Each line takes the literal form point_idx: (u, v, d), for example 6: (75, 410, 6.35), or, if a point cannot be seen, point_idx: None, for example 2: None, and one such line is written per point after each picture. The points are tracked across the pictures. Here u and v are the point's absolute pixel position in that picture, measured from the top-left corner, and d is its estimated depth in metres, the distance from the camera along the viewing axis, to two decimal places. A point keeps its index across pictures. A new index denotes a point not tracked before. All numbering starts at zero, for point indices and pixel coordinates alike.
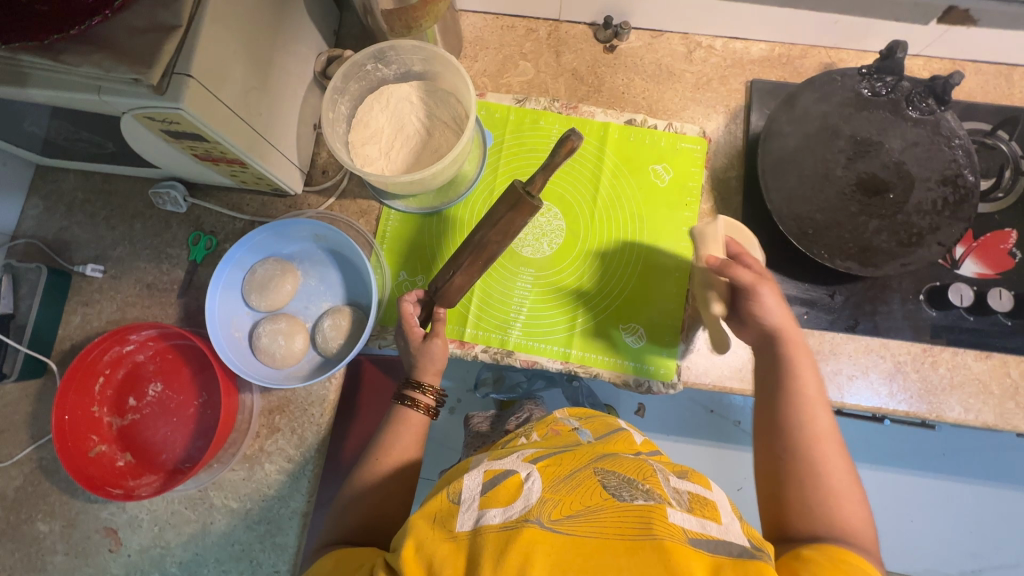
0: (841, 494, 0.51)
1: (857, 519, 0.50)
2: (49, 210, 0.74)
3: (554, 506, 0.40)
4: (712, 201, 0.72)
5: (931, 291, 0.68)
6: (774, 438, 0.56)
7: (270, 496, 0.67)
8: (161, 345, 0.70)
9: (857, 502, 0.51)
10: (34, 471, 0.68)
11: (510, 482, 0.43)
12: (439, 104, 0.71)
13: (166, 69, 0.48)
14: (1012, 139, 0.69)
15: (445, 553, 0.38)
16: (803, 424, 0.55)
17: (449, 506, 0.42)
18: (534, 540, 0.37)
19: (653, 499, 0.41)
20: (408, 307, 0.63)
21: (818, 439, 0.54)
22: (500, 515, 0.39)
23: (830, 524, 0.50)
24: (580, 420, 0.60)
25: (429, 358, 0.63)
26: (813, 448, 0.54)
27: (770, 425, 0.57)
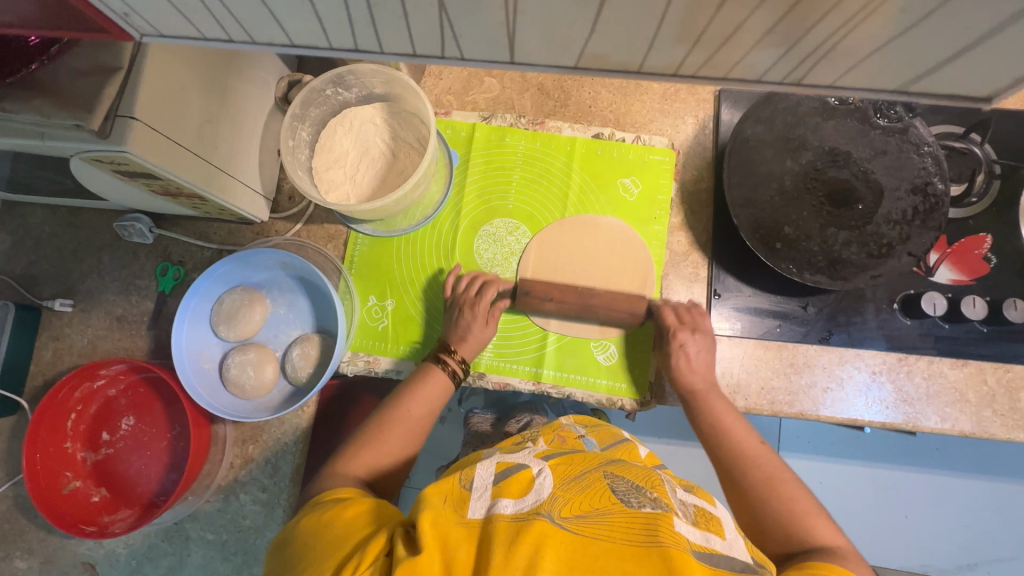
0: (808, 512, 0.53)
1: (828, 529, 0.52)
2: (17, 245, 0.73)
3: (564, 504, 0.40)
4: (682, 214, 0.72)
5: (905, 299, 0.67)
6: (724, 472, 0.59)
7: (245, 527, 0.67)
8: (132, 379, 0.69)
9: (818, 511, 0.54)
10: (11, 508, 0.68)
11: (521, 477, 0.43)
12: (403, 125, 0.70)
13: (108, 112, 0.47)
14: (985, 142, 0.68)
15: (457, 534, 0.38)
16: (742, 456, 0.58)
17: (460, 491, 0.42)
18: (544, 535, 0.37)
19: (660, 507, 0.40)
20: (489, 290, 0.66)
21: (757, 463, 0.58)
22: (513, 506, 0.39)
23: (811, 538, 0.51)
24: (586, 429, 0.58)
25: (476, 338, 0.66)
26: (754, 474, 0.57)
27: (720, 467, 0.59)
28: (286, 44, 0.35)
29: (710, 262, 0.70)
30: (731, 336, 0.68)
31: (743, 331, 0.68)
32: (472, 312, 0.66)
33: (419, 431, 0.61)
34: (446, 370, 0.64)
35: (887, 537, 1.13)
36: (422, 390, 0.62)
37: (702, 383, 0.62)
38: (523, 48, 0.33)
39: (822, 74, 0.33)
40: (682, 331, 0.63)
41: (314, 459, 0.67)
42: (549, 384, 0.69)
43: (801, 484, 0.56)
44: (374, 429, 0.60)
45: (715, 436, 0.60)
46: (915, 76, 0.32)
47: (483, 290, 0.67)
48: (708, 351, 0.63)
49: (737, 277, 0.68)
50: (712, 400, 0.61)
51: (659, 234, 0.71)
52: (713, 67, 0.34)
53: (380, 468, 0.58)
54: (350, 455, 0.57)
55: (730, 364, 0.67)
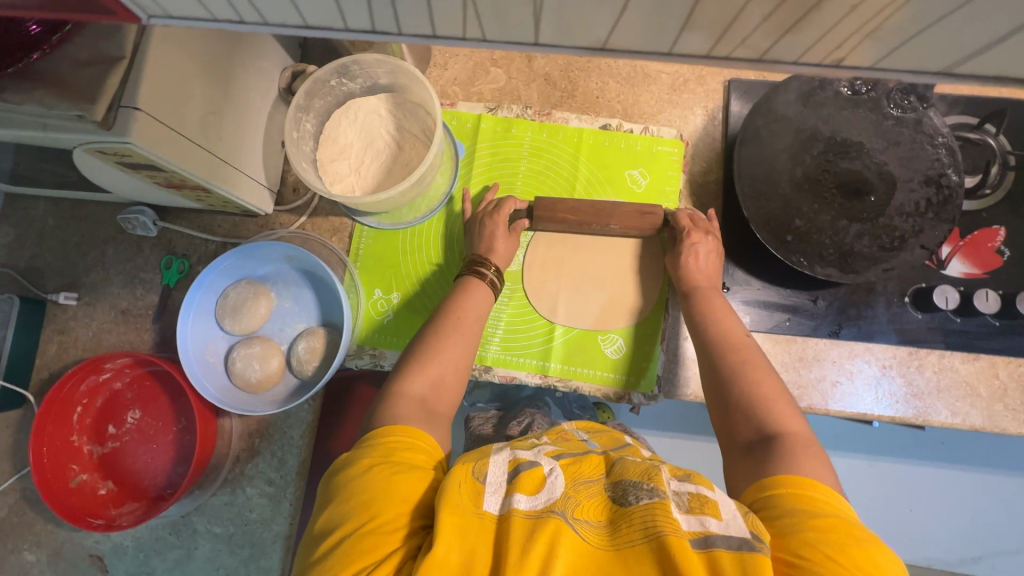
0: (775, 397, 0.52)
1: (793, 420, 0.50)
2: (21, 238, 0.73)
3: (576, 505, 0.40)
4: (691, 206, 0.71)
5: (916, 292, 0.66)
6: (704, 354, 0.58)
7: (252, 520, 0.67)
8: (137, 372, 0.69)
9: (787, 405, 0.52)
10: (18, 502, 0.68)
11: (534, 473, 0.41)
12: (408, 116, 0.69)
13: (111, 103, 0.46)
14: (1000, 133, 0.67)
15: (475, 530, 0.38)
16: (721, 334, 0.58)
17: (473, 482, 0.41)
18: (559, 531, 0.37)
19: (657, 496, 0.39)
20: (510, 202, 0.68)
21: (733, 346, 0.57)
22: (526, 502, 0.39)
23: (771, 422, 0.50)
24: (590, 434, 0.57)
25: (505, 248, 0.66)
26: (727, 354, 0.56)
27: (702, 345, 0.59)
28: (298, 25, 0.34)
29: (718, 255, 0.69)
30: None
31: (752, 325, 0.67)
32: (492, 222, 0.67)
33: (474, 337, 0.60)
34: (484, 279, 0.64)
35: (892, 530, 1.13)
36: (467, 294, 0.62)
37: (705, 280, 0.63)
38: (551, 29, 0.32)
39: (859, 56, 0.32)
40: (694, 233, 0.64)
41: (320, 452, 0.67)
42: (556, 378, 0.68)
43: (775, 375, 0.55)
44: (432, 336, 0.59)
45: (704, 321, 0.60)
46: (958, 59, 0.31)
47: (502, 204, 0.67)
48: (717, 255, 0.64)
49: (745, 271, 0.68)
50: (709, 296, 0.61)
51: None
52: (748, 48, 0.33)
53: (441, 378, 0.56)
54: (413, 370, 0.56)
55: None
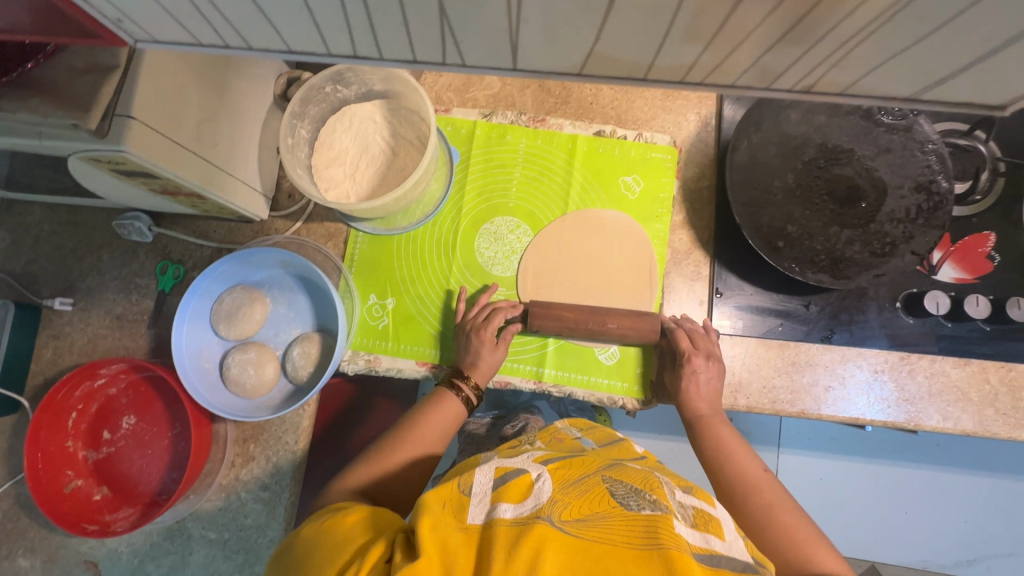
0: (806, 538, 0.51)
1: (830, 560, 0.50)
2: (16, 243, 0.73)
3: (564, 508, 0.40)
4: (684, 212, 0.71)
5: (907, 298, 0.66)
6: (726, 498, 0.58)
7: (247, 525, 0.67)
8: (132, 377, 0.69)
9: (818, 540, 0.52)
10: (13, 507, 0.68)
11: (521, 481, 0.43)
12: (403, 122, 0.69)
13: (106, 111, 0.46)
14: (989, 139, 0.67)
15: (457, 541, 0.38)
16: (741, 478, 0.58)
17: (458, 497, 0.42)
18: (544, 538, 0.36)
19: (659, 509, 0.40)
20: (498, 317, 0.66)
21: (756, 486, 0.57)
22: (513, 510, 0.39)
23: (803, 562, 0.50)
24: (581, 431, 0.59)
25: (486, 363, 0.65)
26: (750, 496, 0.57)
27: (722, 488, 0.59)
28: (283, 50, 0.35)
29: (712, 260, 0.69)
30: (732, 335, 0.67)
31: (745, 329, 0.67)
32: (478, 338, 0.65)
33: (428, 457, 0.61)
34: (460, 396, 0.64)
35: (886, 533, 1.13)
36: (437, 409, 0.63)
37: (708, 409, 0.62)
38: (526, 55, 0.33)
39: (832, 82, 0.32)
40: (695, 357, 0.62)
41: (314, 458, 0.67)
42: (550, 383, 0.69)
43: (801, 513, 0.55)
44: (389, 447, 0.60)
45: (720, 461, 0.60)
46: (927, 84, 0.31)
47: (492, 315, 0.66)
48: (718, 380, 0.63)
49: (738, 275, 0.68)
50: (717, 429, 0.61)
51: (661, 232, 0.70)
52: (723, 74, 0.33)
53: (387, 485, 0.58)
54: (361, 470, 0.58)
55: (731, 363, 0.67)
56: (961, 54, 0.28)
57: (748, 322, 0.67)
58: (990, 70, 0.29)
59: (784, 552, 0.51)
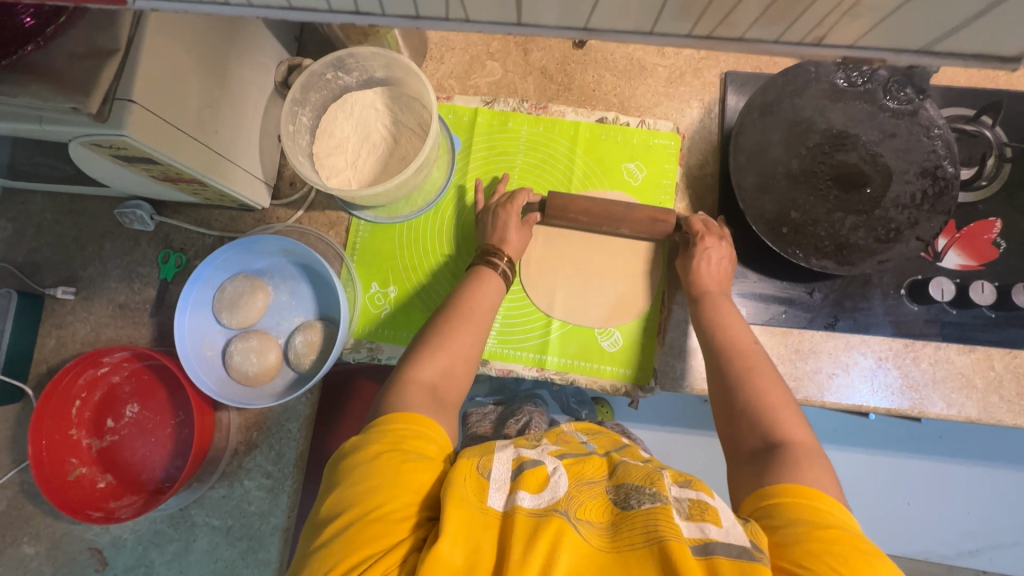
0: (781, 408, 0.50)
1: (799, 428, 0.49)
2: (18, 232, 0.73)
3: (579, 505, 0.41)
4: (687, 199, 0.71)
5: (912, 285, 0.66)
6: (711, 361, 0.58)
7: (251, 512, 0.67)
8: (136, 366, 0.69)
9: (796, 413, 0.51)
10: (17, 495, 0.69)
11: (538, 472, 0.42)
12: (405, 109, 0.69)
13: (106, 95, 0.46)
14: (996, 124, 0.67)
15: (480, 521, 0.39)
16: (730, 343, 0.57)
17: (477, 477, 0.42)
18: (561, 532, 0.37)
19: (659, 501, 0.39)
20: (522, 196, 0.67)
21: (744, 352, 0.56)
22: (531, 500, 0.39)
23: (777, 428, 0.49)
24: (589, 436, 0.57)
25: (515, 237, 0.65)
26: (736, 359, 0.56)
27: (711, 351, 0.58)
28: (282, 6, 0.34)
29: None
30: None
31: (749, 317, 0.67)
32: (506, 211, 0.66)
33: (484, 322, 0.60)
34: (496, 271, 0.63)
35: (889, 524, 1.13)
36: (479, 285, 0.62)
37: (714, 287, 0.62)
38: (530, 8, 0.32)
39: (842, 34, 0.32)
40: (708, 238, 0.63)
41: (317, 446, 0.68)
42: (553, 370, 0.69)
43: (783, 385, 0.54)
44: (443, 327, 0.58)
45: (712, 328, 0.59)
46: (947, 33, 0.30)
47: (515, 197, 0.67)
48: (729, 263, 0.63)
49: (742, 263, 0.68)
50: (718, 303, 0.61)
51: None
52: (730, 27, 0.32)
53: (451, 368, 0.55)
54: (424, 356, 0.55)
55: None
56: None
57: (752, 309, 0.67)
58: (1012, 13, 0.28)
59: (760, 419, 0.50)
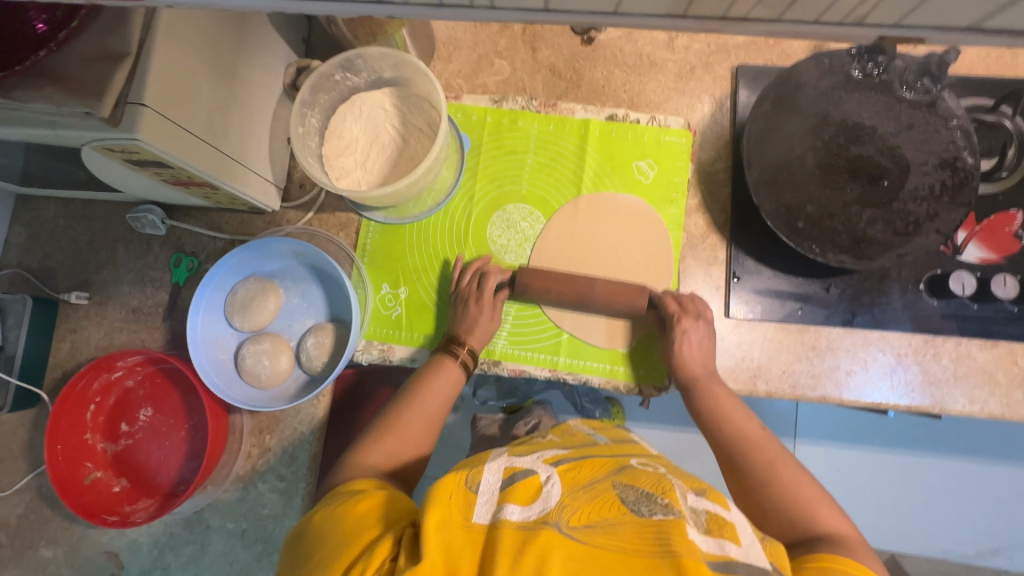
0: (812, 497, 0.51)
1: (837, 519, 0.50)
2: (33, 238, 0.73)
3: (573, 513, 0.39)
4: (700, 195, 0.70)
5: (931, 279, 0.65)
6: (725, 456, 0.57)
7: (265, 515, 0.67)
8: (149, 370, 0.70)
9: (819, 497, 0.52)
10: (35, 499, 0.69)
11: (528, 483, 0.42)
12: (413, 109, 0.68)
13: (118, 99, 0.46)
14: (1017, 114, 0.65)
15: (462, 542, 0.37)
16: (742, 444, 0.57)
17: (465, 493, 0.41)
18: (551, 542, 0.36)
19: (672, 514, 0.38)
20: (493, 278, 0.66)
21: (757, 449, 0.56)
22: (519, 513, 0.39)
23: (810, 523, 0.50)
24: (595, 429, 0.59)
25: (483, 329, 0.65)
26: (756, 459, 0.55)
27: (723, 450, 0.58)
28: None
29: (728, 244, 0.68)
30: (748, 321, 0.66)
31: (763, 314, 0.66)
32: (478, 303, 0.65)
33: (435, 421, 0.61)
34: (458, 361, 0.64)
35: (907, 524, 1.11)
36: (438, 375, 0.62)
37: (702, 370, 0.61)
38: None
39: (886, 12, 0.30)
40: (684, 319, 0.63)
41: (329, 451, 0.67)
42: (565, 371, 0.68)
43: (806, 472, 0.54)
44: (392, 416, 0.60)
45: (718, 423, 0.59)
46: (989, 12, 0.29)
47: (484, 279, 0.66)
48: (710, 339, 0.63)
49: (756, 259, 0.67)
50: (712, 388, 0.61)
51: (676, 217, 0.69)
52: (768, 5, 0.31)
53: (398, 453, 0.57)
54: (370, 445, 0.57)
55: (750, 347, 0.66)
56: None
57: (767, 307, 0.66)
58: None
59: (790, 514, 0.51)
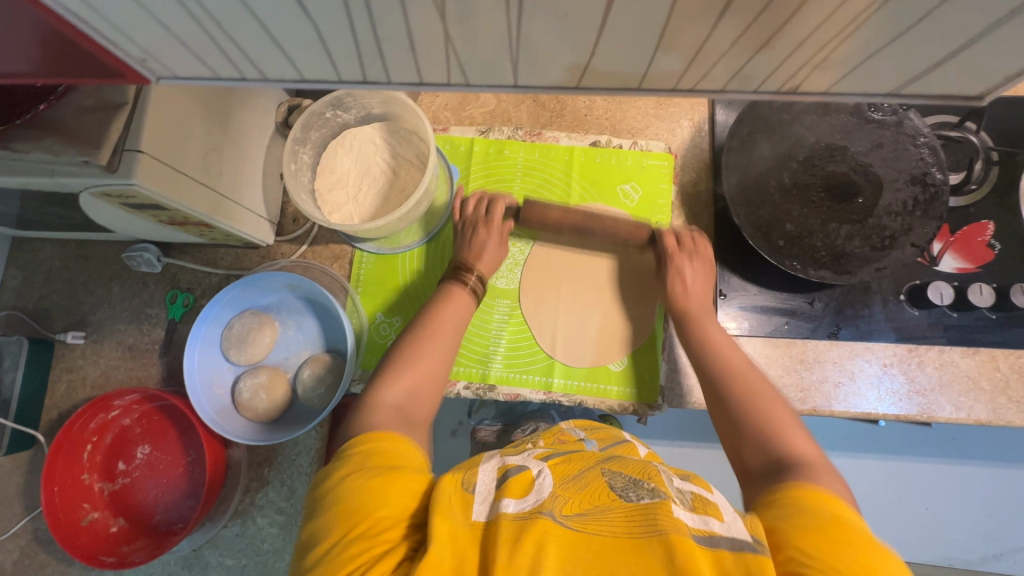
0: (782, 421, 0.53)
1: (806, 445, 0.51)
2: (29, 280, 0.74)
3: (565, 503, 0.41)
4: (683, 216, 0.72)
5: (911, 290, 0.67)
6: (705, 378, 0.59)
7: (264, 550, 0.67)
8: (146, 407, 0.70)
9: (797, 428, 0.53)
10: (31, 543, 0.69)
11: (521, 477, 0.43)
12: (402, 142, 0.71)
13: (115, 147, 0.47)
14: (981, 129, 0.68)
15: (464, 537, 0.38)
16: (726, 370, 0.58)
17: (462, 494, 0.42)
18: (546, 532, 0.37)
19: (659, 496, 0.40)
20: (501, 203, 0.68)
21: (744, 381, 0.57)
22: (515, 505, 0.39)
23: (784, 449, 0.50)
24: (586, 431, 0.59)
25: (490, 253, 0.67)
26: (741, 395, 0.56)
27: (705, 377, 0.59)
28: (296, 78, 0.37)
29: (713, 262, 0.70)
30: (738, 336, 0.68)
31: (751, 330, 0.68)
32: (486, 231, 0.67)
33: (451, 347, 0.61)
34: (467, 288, 0.65)
35: (908, 530, 1.11)
36: (450, 303, 0.63)
37: (699, 305, 0.64)
38: (531, 70, 0.35)
39: (815, 82, 0.34)
40: (679, 257, 0.65)
41: None
42: (559, 393, 0.69)
43: (787, 409, 0.55)
44: (409, 345, 0.60)
45: (702, 350, 0.61)
46: (910, 78, 0.33)
47: (493, 205, 0.68)
48: (704, 275, 0.65)
49: (742, 277, 0.69)
50: (704, 320, 0.63)
51: None
52: (710, 81, 0.35)
53: (417, 388, 0.57)
54: (386, 381, 0.57)
55: None
56: (927, 56, 0.30)
57: (755, 323, 0.68)
58: (972, 59, 0.30)
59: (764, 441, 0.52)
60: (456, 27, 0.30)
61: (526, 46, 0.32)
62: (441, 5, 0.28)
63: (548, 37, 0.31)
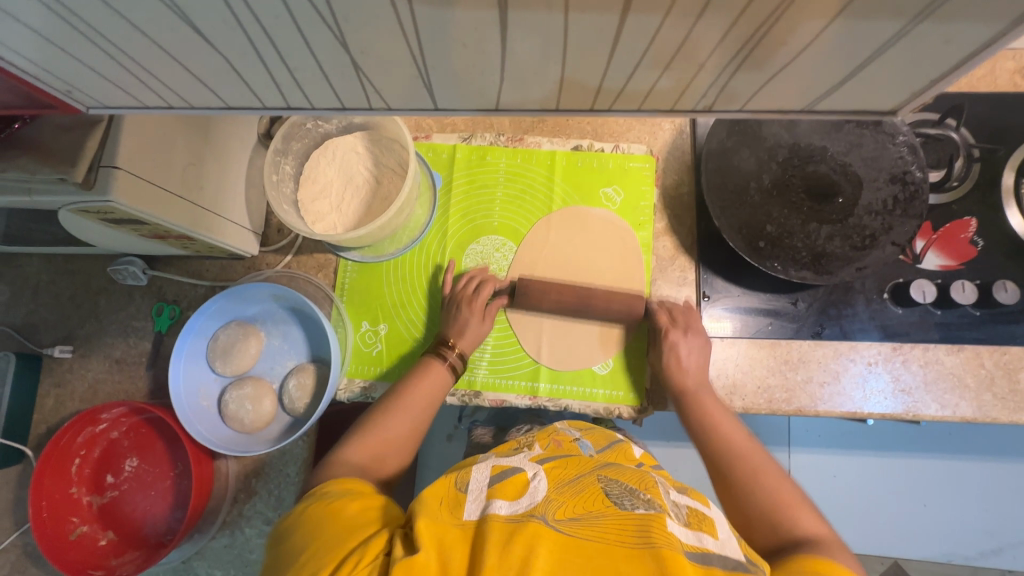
0: (792, 504, 0.53)
1: (814, 522, 0.51)
2: (16, 295, 0.74)
3: (558, 507, 0.41)
4: (666, 219, 0.72)
5: (894, 288, 0.67)
6: (712, 469, 0.59)
7: (252, 560, 0.68)
8: (134, 420, 0.70)
9: (802, 503, 0.53)
10: (21, 557, 0.70)
11: (516, 479, 0.43)
12: (385, 151, 0.70)
13: (92, 164, 0.47)
14: (961, 126, 0.69)
15: (453, 535, 0.38)
16: (731, 454, 0.58)
17: (454, 494, 0.43)
18: (537, 535, 0.37)
19: (653, 507, 0.40)
20: (488, 287, 0.68)
21: (746, 455, 0.58)
22: (507, 507, 0.40)
23: (791, 526, 0.51)
24: (581, 432, 0.58)
25: (472, 333, 0.66)
26: (744, 465, 0.57)
27: (708, 462, 0.59)
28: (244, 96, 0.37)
29: (697, 264, 0.70)
30: (723, 338, 0.68)
31: (735, 331, 0.68)
32: (469, 308, 0.67)
33: (421, 421, 0.62)
34: (445, 364, 0.65)
35: (904, 527, 1.11)
36: (425, 375, 0.63)
37: (693, 382, 0.62)
38: (477, 84, 0.35)
39: (743, 89, 0.35)
40: (674, 332, 0.64)
41: None
42: (545, 397, 0.69)
43: (788, 481, 0.56)
44: (378, 414, 0.61)
45: (702, 429, 0.60)
46: (840, 80, 0.33)
47: (481, 287, 0.68)
48: (702, 352, 0.63)
49: (725, 278, 0.69)
50: (701, 397, 0.61)
51: (645, 241, 0.71)
52: (631, 95, 0.36)
53: (383, 453, 0.59)
54: (354, 440, 0.59)
55: (725, 365, 0.67)
56: (836, 78, 0.33)
57: (740, 324, 0.68)
58: (891, 66, 0.31)
59: (770, 519, 0.52)
60: (382, 56, 0.32)
61: (465, 71, 0.34)
62: (370, 23, 0.29)
63: (483, 58, 0.32)
